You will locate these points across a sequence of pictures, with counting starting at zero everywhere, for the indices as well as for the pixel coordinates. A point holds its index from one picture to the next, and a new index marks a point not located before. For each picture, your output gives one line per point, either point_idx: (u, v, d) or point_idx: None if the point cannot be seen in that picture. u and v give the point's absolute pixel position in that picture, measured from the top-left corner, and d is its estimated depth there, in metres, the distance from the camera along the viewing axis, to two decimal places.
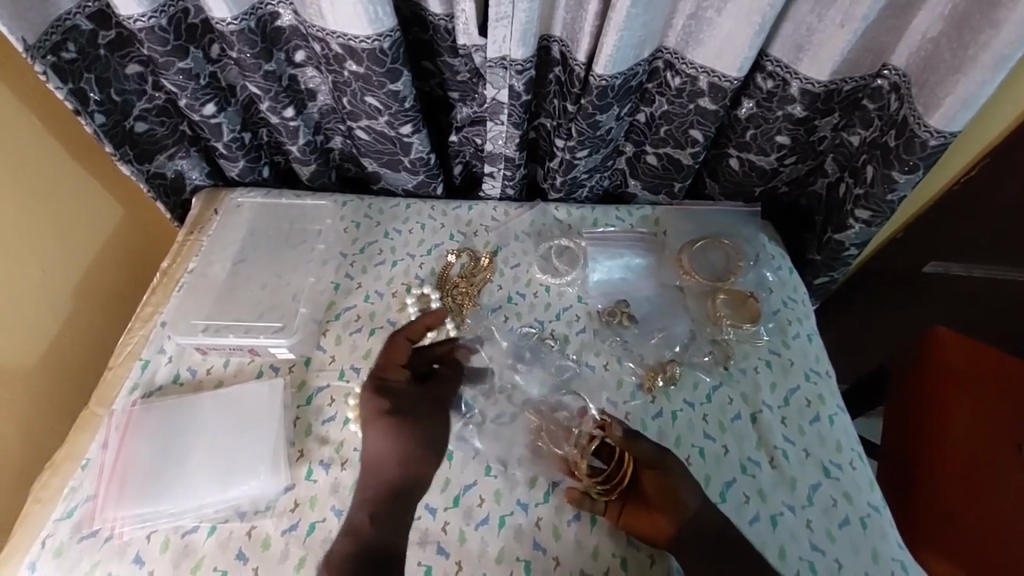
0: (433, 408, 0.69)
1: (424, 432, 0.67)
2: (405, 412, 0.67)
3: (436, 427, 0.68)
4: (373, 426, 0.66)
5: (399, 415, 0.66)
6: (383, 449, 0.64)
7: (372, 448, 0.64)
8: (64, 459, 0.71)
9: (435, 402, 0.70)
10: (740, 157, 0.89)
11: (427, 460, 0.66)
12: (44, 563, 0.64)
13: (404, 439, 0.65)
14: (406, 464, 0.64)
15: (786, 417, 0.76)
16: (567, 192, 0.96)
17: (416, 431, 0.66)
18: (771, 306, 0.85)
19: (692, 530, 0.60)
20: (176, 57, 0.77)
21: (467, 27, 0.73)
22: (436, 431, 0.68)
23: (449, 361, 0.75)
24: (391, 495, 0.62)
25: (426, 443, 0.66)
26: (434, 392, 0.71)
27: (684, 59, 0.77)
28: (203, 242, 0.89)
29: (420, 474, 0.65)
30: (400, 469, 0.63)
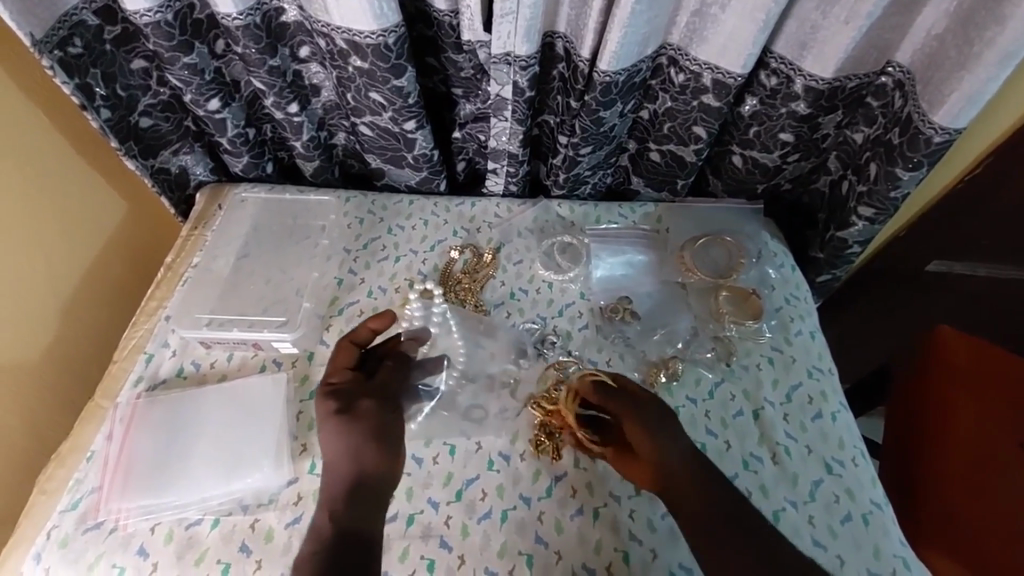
0: (383, 404, 0.67)
1: (374, 427, 0.65)
2: (354, 410, 0.65)
3: (388, 421, 0.66)
4: (324, 430, 0.65)
5: (346, 414, 0.65)
6: (336, 449, 0.62)
7: (326, 451, 0.63)
8: (68, 452, 0.71)
9: (385, 397, 0.68)
10: (743, 154, 0.89)
11: (382, 455, 0.63)
12: (50, 554, 0.64)
13: (354, 436, 0.63)
14: (360, 461, 0.62)
15: (787, 414, 0.76)
16: (570, 188, 0.96)
17: (367, 427, 0.64)
18: (773, 303, 0.85)
19: (681, 488, 0.60)
20: (181, 52, 0.78)
21: (472, 23, 0.74)
22: (388, 427, 0.66)
23: (398, 356, 0.74)
24: (351, 493, 0.60)
25: (379, 438, 0.64)
26: (382, 388, 0.69)
27: (688, 55, 0.77)
28: (207, 237, 0.89)
29: (376, 468, 0.63)
30: (356, 465, 0.62)
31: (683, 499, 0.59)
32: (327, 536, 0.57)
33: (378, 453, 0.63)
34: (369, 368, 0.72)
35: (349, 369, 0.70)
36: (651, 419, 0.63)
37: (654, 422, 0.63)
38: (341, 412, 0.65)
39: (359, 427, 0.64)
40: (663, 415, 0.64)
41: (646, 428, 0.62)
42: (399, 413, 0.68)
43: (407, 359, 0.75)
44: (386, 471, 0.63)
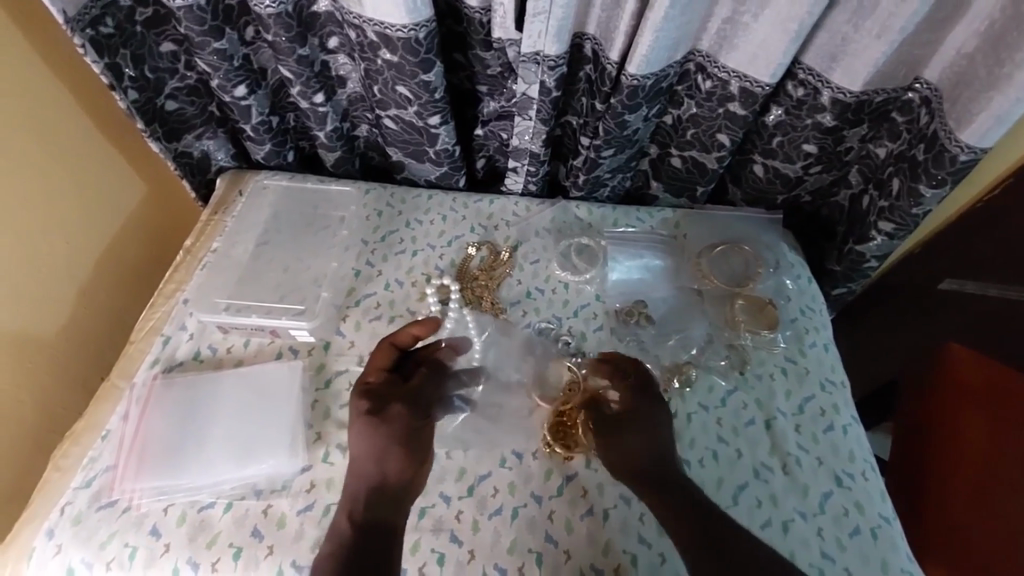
0: (413, 411, 0.68)
1: (402, 432, 0.66)
2: (384, 414, 0.66)
3: (417, 429, 0.67)
4: (354, 431, 0.66)
5: (376, 417, 0.66)
6: (363, 451, 0.64)
7: (353, 452, 0.64)
8: (84, 429, 0.71)
9: (414, 403, 0.69)
10: (765, 163, 0.89)
11: (409, 462, 0.64)
12: (63, 530, 0.64)
13: (381, 439, 0.64)
14: (385, 464, 0.63)
15: (799, 425, 0.76)
16: (589, 190, 0.96)
17: (394, 431, 0.65)
18: (789, 314, 0.85)
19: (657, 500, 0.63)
20: (212, 38, 0.78)
21: (503, 21, 0.74)
22: (417, 434, 0.67)
23: (431, 364, 0.74)
24: (377, 495, 0.61)
25: (405, 443, 0.65)
26: (414, 395, 0.70)
27: (716, 62, 0.77)
28: (227, 223, 0.89)
29: (403, 476, 0.63)
30: (380, 468, 0.63)
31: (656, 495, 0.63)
32: (348, 536, 0.58)
33: (404, 459, 0.64)
34: (408, 372, 0.72)
35: (385, 372, 0.71)
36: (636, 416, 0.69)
37: (641, 421, 0.68)
38: (371, 415, 0.66)
39: (392, 430, 0.65)
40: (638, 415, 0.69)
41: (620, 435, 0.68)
42: (426, 421, 0.69)
43: (441, 366, 0.75)
44: (411, 479, 0.64)
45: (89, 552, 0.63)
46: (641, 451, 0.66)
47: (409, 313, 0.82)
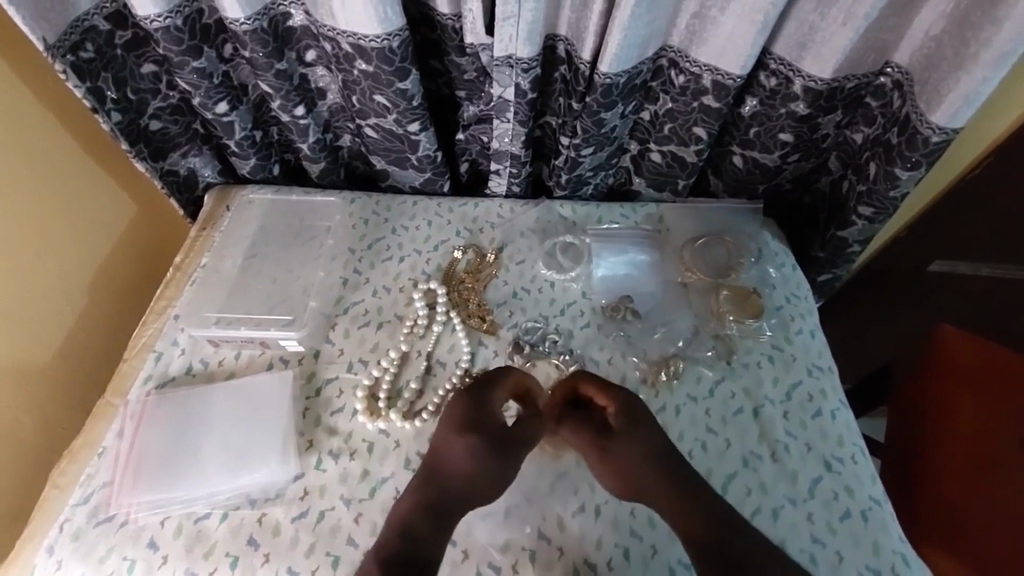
0: (504, 444, 0.66)
1: (486, 463, 0.64)
2: (480, 439, 0.65)
3: (500, 459, 0.65)
4: (450, 445, 0.66)
5: (474, 437, 0.65)
6: (451, 464, 0.64)
7: (444, 460, 0.65)
8: (80, 447, 0.72)
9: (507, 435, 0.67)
10: (743, 154, 0.89)
11: (490, 487, 0.64)
12: (62, 546, 0.65)
13: (465, 462, 0.64)
14: (456, 483, 0.64)
15: (788, 412, 0.76)
16: (572, 189, 0.97)
17: (482, 459, 0.64)
18: (774, 302, 0.86)
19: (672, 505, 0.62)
20: (191, 57, 0.79)
21: (474, 26, 0.75)
22: (504, 463, 0.65)
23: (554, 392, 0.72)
24: (447, 501, 0.63)
25: (483, 473, 0.64)
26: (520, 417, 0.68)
27: (688, 57, 0.78)
28: (215, 238, 0.91)
29: (465, 498, 0.64)
30: (451, 486, 0.64)
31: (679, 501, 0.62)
32: (399, 533, 0.61)
33: (480, 482, 0.64)
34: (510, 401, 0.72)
35: (497, 401, 0.68)
36: (608, 440, 0.66)
37: (635, 441, 0.65)
38: (470, 435, 0.65)
39: (471, 446, 0.64)
40: (630, 437, 0.65)
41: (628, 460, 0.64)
42: (513, 455, 0.66)
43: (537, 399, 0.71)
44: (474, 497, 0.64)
45: (88, 567, 0.64)
46: (622, 471, 0.64)
47: (397, 319, 0.83)
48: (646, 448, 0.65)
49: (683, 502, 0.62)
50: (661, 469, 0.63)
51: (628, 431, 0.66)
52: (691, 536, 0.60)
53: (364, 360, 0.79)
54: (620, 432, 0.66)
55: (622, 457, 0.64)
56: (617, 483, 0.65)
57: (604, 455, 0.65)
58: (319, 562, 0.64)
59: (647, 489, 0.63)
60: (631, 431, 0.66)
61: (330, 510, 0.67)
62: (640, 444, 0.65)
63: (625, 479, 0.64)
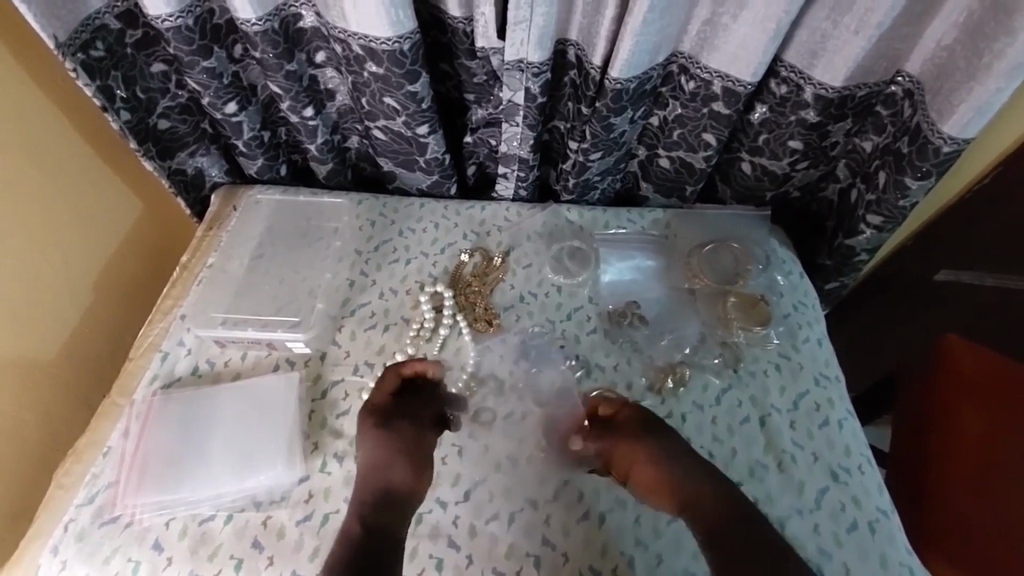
0: (413, 429, 0.67)
1: (399, 448, 0.65)
2: (391, 428, 0.66)
3: (411, 445, 0.66)
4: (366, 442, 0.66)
5: (383, 429, 0.66)
6: (371, 458, 0.64)
7: (366, 458, 0.65)
8: (86, 447, 0.72)
9: (414, 420, 0.68)
10: (752, 161, 0.89)
11: (411, 470, 0.64)
12: (67, 546, 0.65)
13: (382, 453, 0.64)
14: (384, 476, 0.63)
15: (794, 421, 0.76)
16: (580, 193, 0.97)
17: (395, 446, 0.65)
18: (782, 310, 0.85)
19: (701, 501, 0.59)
20: (201, 57, 0.80)
21: (486, 30, 0.75)
22: (416, 448, 0.66)
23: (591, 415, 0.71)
24: (382, 492, 0.62)
25: (405, 460, 0.64)
26: (420, 402, 0.70)
27: (699, 63, 0.78)
28: (222, 238, 0.90)
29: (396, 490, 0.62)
30: (381, 479, 0.62)
31: (707, 493, 0.60)
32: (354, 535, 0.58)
33: (407, 469, 0.64)
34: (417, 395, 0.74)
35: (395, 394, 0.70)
36: (642, 431, 0.65)
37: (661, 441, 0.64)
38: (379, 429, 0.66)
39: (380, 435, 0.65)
40: (659, 437, 0.64)
41: (657, 457, 0.62)
42: (425, 438, 0.67)
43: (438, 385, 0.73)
44: (404, 487, 0.63)
45: (94, 568, 0.64)
46: (655, 469, 0.62)
47: (403, 322, 0.83)
48: (672, 445, 0.63)
49: (713, 486, 0.60)
50: (689, 466, 0.62)
51: (653, 430, 0.65)
52: (714, 521, 0.58)
53: (371, 362, 0.79)
54: (645, 434, 0.64)
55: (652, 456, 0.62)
56: (651, 469, 0.62)
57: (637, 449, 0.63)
58: None
59: (678, 486, 0.61)
60: (654, 432, 0.65)
61: (335, 513, 0.67)
62: (666, 444, 0.63)
63: (657, 472, 0.62)
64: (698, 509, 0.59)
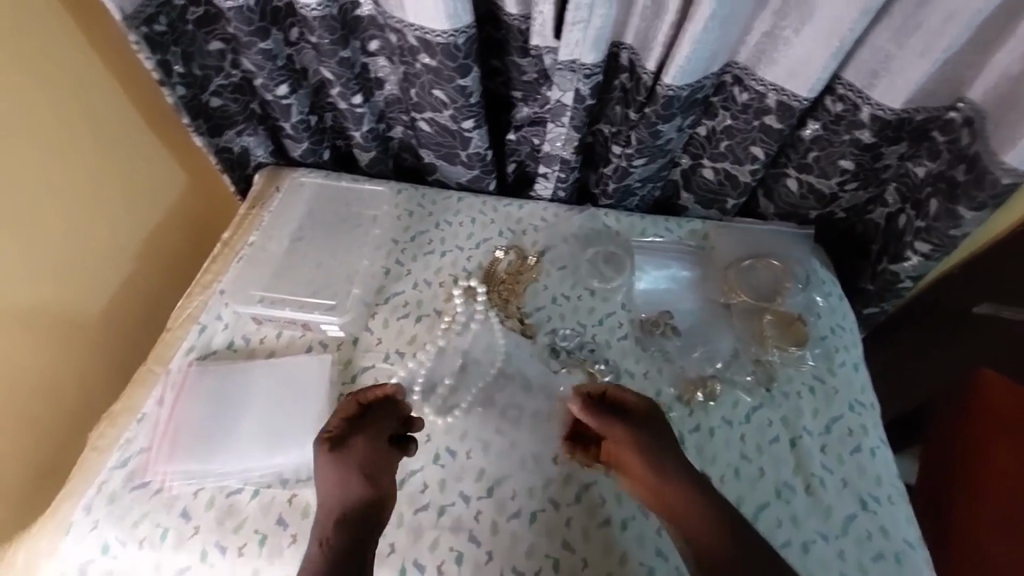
0: (370, 460, 0.63)
1: (358, 482, 0.61)
2: (348, 458, 0.62)
3: (370, 478, 0.62)
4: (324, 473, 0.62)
5: (339, 461, 0.62)
6: (331, 492, 0.61)
7: (326, 490, 0.61)
8: (121, 411, 0.73)
9: (373, 450, 0.64)
10: (799, 178, 0.87)
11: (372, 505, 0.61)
12: (99, 507, 0.66)
13: (340, 487, 0.61)
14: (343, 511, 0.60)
15: (826, 445, 0.75)
16: (619, 198, 0.96)
17: (353, 480, 0.61)
18: (818, 331, 0.84)
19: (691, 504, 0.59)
20: (258, 38, 0.81)
21: (543, 28, 0.75)
22: (375, 482, 0.62)
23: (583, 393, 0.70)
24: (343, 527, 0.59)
25: (365, 494, 0.61)
26: (379, 427, 0.65)
27: (754, 75, 0.77)
28: (263, 217, 0.91)
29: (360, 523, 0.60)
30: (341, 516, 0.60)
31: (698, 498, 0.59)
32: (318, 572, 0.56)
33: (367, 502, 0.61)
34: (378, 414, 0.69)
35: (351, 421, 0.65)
36: (638, 425, 0.64)
37: (657, 437, 0.63)
38: (335, 459, 0.62)
39: (336, 468, 0.61)
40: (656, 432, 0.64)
41: (651, 453, 0.62)
42: (384, 468, 0.63)
43: (397, 406, 0.68)
44: (366, 521, 0.60)
45: (123, 531, 0.65)
46: (647, 465, 0.61)
47: (435, 314, 0.83)
48: (666, 444, 0.63)
49: (702, 496, 0.60)
50: (681, 468, 0.61)
51: (649, 425, 0.64)
52: (702, 531, 0.58)
53: (402, 351, 0.79)
54: (641, 429, 0.63)
55: (645, 452, 0.62)
56: (657, 478, 0.60)
57: (631, 442, 0.62)
58: None
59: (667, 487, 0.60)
60: (651, 428, 0.64)
61: None
62: (660, 442, 0.63)
63: (649, 469, 0.61)
64: (687, 518, 0.59)
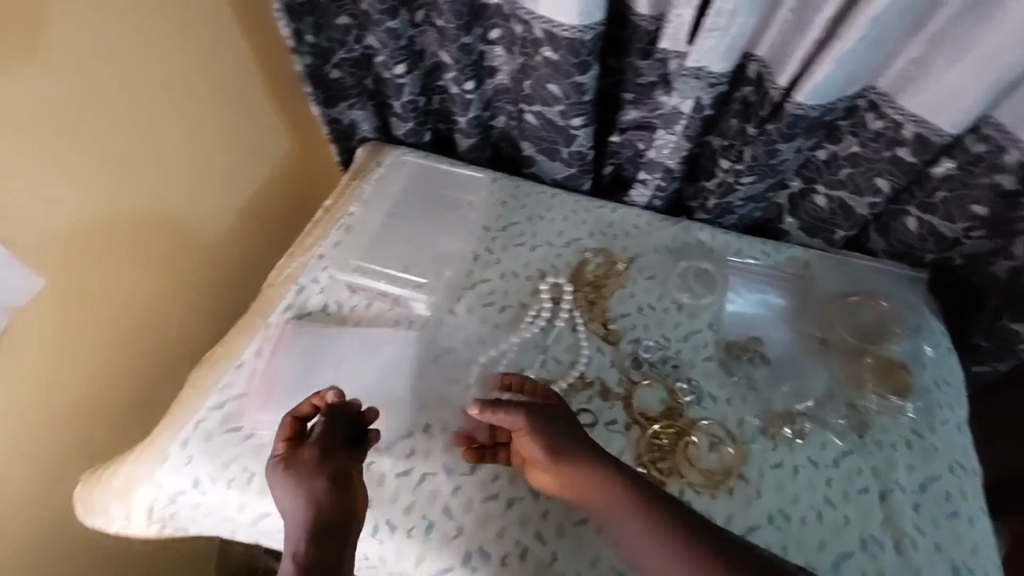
0: (329, 469, 0.61)
1: (320, 492, 0.59)
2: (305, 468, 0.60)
3: (333, 488, 0.60)
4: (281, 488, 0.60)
5: (297, 474, 0.60)
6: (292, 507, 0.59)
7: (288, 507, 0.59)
8: (222, 356, 0.78)
9: (331, 459, 0.62)
10: (920, 217, 0.82)
11: (341, 514, 0.59)
12: (195, 442, 0.70)
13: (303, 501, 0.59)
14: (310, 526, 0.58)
15: (920, 504, 0.70)
16: (716, 214, 0.92)
17: (314, 491, 0.59)
18: (922, 383, 0.78)
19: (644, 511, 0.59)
20: (388, 17, 0.84)
21: (676, 32, 0.73)
22: (338, 491, 0.60)
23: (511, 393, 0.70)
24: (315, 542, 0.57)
25: (332, 505, 0.59)
26: (334, 436, 0.63)
27: (894, 103, 0.72)
28: (364, 189, 0.94)
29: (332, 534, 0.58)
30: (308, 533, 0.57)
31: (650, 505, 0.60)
32: None
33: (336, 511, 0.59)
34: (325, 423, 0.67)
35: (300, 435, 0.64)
36: (563, 427, 0.64)
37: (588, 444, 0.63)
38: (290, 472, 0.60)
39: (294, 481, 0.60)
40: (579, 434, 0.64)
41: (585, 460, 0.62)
42: (345, 475, 0.61)
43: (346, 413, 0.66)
44: (339, 533, 0.58)
45: (214, 468, 0.69)
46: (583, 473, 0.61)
47: (520, 306, 0.83)
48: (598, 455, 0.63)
49: (654, 504, 0.60)
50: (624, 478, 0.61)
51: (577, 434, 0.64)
52: (663, 537, 0.58)
53: (484, 339, 0.80)
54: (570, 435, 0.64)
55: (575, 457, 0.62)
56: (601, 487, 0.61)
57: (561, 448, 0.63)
58: (415, 523, 0.66)
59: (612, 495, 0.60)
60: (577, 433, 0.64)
61: (431, 475, 0.69)
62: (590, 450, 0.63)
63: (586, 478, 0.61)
64: (643, 525, 0.59)
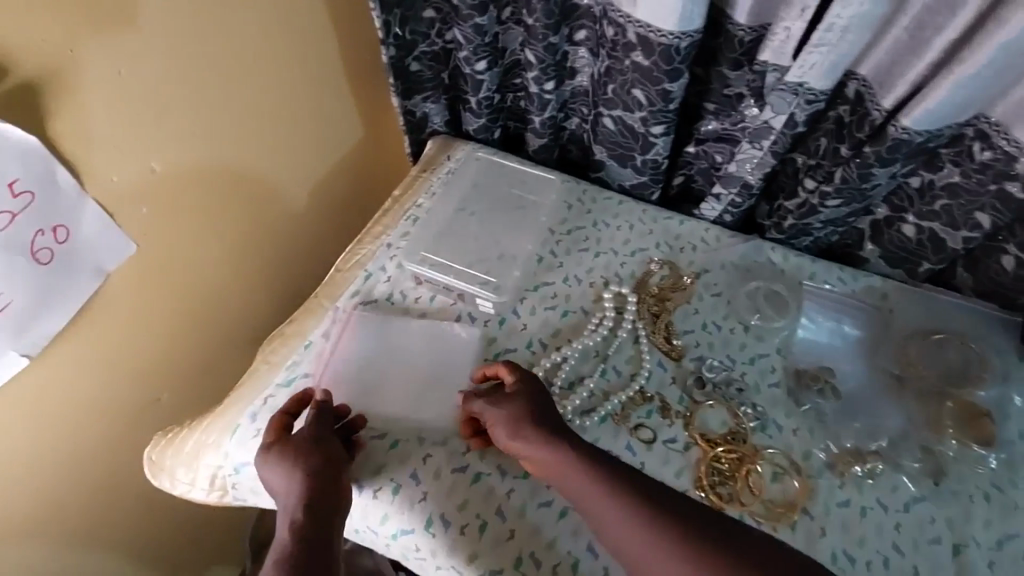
0: (316, 449, 0.61)
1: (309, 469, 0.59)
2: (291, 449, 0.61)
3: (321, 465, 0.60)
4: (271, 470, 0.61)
5: (284, 453, 0.61)
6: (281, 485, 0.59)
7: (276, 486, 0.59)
8: (291, 335, 0.80)
9: (318, 440, 0.62)
10: (1020, 257, 0.77)
11: (331, 488, 0.59)
12: (262, 418, 0.72)
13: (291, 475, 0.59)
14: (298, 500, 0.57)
15: (997, 564, 0.66)
16: (790, 235, 0.89)
17: (301, 466, 0.59)
18: (1007, 434, 0.73)
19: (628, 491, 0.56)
20: (477, 13, 0.83)
21: (782, 46, 0.70)
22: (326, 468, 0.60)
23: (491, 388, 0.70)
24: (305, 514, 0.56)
25: (319, 481, 0.59)
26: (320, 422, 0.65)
27: (1008, 135, 0.68)
28: (432, 182, 0.95)
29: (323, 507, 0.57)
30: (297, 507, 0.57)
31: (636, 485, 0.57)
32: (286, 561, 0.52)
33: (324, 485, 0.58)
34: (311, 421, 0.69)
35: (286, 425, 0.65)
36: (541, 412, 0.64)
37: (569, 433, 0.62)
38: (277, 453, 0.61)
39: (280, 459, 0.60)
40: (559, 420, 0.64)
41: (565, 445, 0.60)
42: (333, 454, 0.62)
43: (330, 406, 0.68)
44: (328, 505, 0.58)
45: None
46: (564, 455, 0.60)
47: (583, 313, 0.82)
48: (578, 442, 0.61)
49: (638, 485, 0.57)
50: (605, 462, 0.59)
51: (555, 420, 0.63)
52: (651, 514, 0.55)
53: (545, 342, 0.79)
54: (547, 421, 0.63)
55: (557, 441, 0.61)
56: (595, 484, 0.57)
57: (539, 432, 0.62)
58: (469, 522, 0.66)
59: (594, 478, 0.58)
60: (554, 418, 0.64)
61: (487, 475, 0.68)
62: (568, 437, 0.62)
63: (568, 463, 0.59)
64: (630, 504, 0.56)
